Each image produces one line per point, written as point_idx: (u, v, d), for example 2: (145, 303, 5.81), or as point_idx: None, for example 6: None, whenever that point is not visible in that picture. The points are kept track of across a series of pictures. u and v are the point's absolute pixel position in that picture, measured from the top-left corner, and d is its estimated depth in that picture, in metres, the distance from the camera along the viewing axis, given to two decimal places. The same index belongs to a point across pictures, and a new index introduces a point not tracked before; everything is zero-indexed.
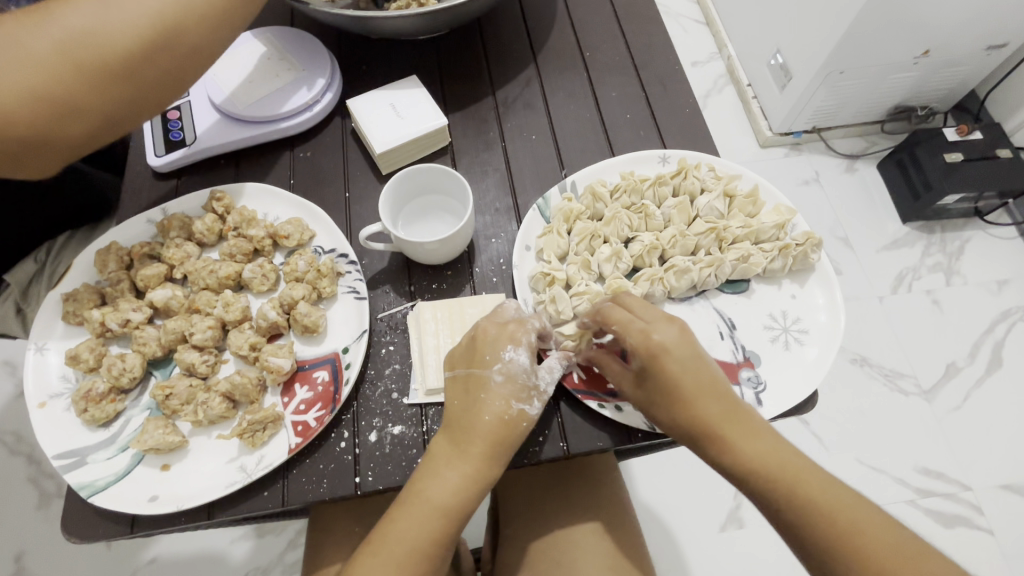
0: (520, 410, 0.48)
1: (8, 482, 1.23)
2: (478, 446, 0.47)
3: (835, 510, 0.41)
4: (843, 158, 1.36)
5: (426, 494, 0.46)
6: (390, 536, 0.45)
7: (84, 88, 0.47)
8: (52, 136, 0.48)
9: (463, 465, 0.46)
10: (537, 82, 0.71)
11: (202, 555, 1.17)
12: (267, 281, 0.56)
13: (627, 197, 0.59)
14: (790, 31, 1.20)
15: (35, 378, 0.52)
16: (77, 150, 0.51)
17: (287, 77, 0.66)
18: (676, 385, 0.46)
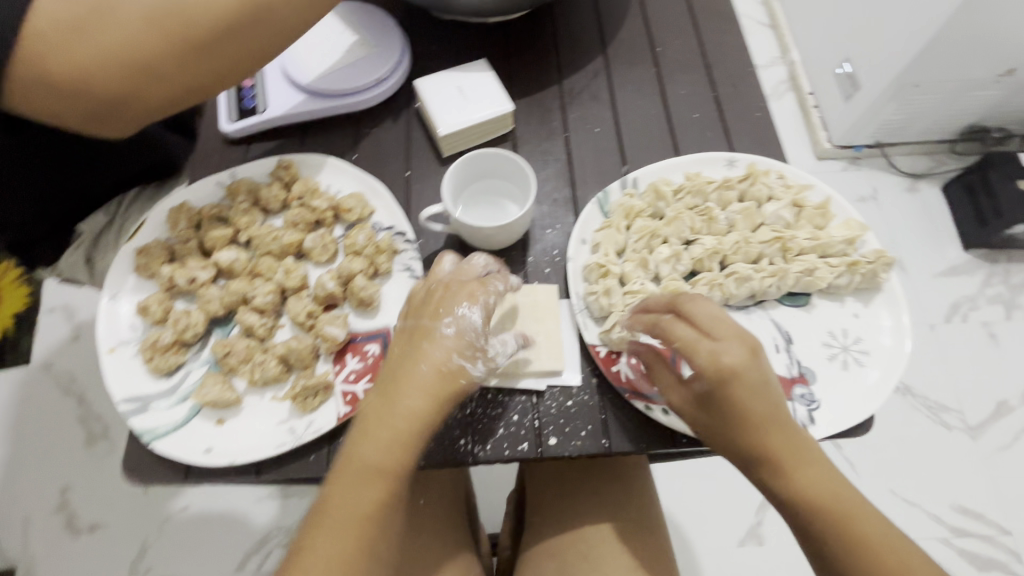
0: (459, 367, 0.47)
1: (61, 420, 1.33)
2: (407, 397, 0.45)
3: (890, 555, 0.40)
4: (905, 176, 1.29)
5: (359, 458, 0.43)
6: (339, 507, 0.42)
7: (178, 53, 0.46)
8: (135, 95, 0.46)
9: (393, 419, 0.44)
10: (605, 74, 0.70)
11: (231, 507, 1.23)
12: (326, 252, 0.57)
13: (691, 197, 0.58)
14: (862, 39, 1.15)
15: (107, 325, 0.54)
16: (149, 116, 0.49)
17: (359, 53, 0.67)
18: (745, 411, 0.43)
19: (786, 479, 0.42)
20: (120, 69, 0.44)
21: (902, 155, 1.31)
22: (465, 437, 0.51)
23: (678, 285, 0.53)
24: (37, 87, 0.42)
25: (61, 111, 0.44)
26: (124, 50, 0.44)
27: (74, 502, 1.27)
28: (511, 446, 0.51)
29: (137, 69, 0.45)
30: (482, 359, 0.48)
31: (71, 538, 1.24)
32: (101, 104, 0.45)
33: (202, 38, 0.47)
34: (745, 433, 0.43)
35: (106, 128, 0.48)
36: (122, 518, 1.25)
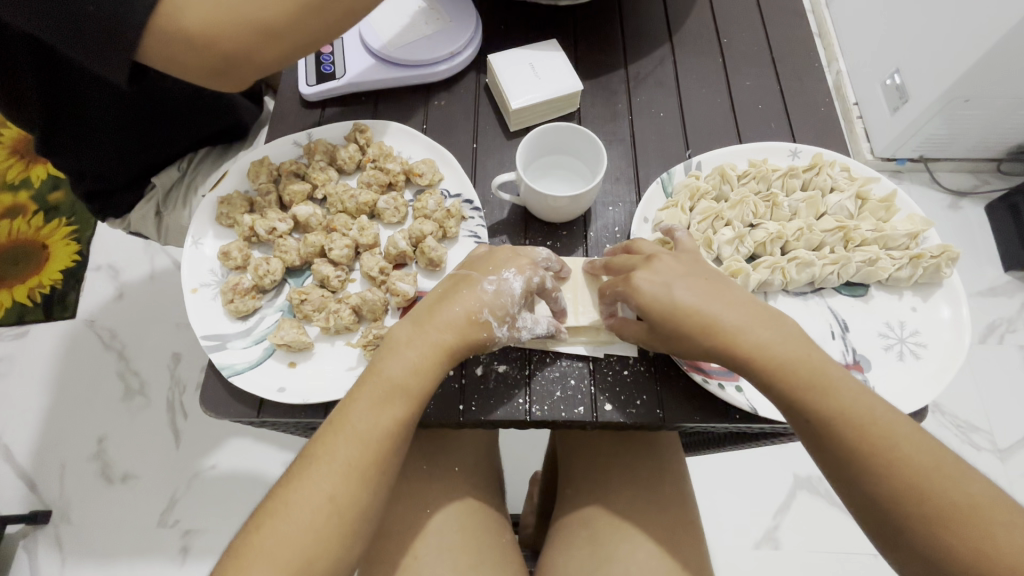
0: (485, 324, 0.50)
1: (101, 371, 1.39)
2: (437, 332, 0.49)
3: (866, 421, 0.43)
4: (948, 194, 1.29)
5: (385, 371, 0.47)
6: (353, 413, 0.45)
7: (278, 18, 0.53)
8: (244, 57, 0.54)
9: (422, 345, 0.48)
10: (671, 61, 0.72)
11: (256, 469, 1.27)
12: (398, 214, 0.60)
13: (755, 183, 0.59)
14: (912, 50, 1.14)
15: (191, 266, 0.57)
16: (263, 71, 0.58)
17: (435, 27, 0.69)
18: (702, 316, 0.47)
19: (770, 371, 0.46)
20: (233, 31, 0.52)
21: (947, 171, 1.30)
22: (523, 396, 0.53)
23: (739, 267, 0.55)
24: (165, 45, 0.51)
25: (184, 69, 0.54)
26: (233, 16, 0.52)
27: (109, 453, 1.32)
28: (567, 409, 0.53)
29: (244, 30, 0.53)
30: (508, 327, 0.51)
31: (104, 486, 1.29)
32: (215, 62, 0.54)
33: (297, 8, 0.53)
34: (716, 340, 0.47)
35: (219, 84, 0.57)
36: (153, 471, 1.31)
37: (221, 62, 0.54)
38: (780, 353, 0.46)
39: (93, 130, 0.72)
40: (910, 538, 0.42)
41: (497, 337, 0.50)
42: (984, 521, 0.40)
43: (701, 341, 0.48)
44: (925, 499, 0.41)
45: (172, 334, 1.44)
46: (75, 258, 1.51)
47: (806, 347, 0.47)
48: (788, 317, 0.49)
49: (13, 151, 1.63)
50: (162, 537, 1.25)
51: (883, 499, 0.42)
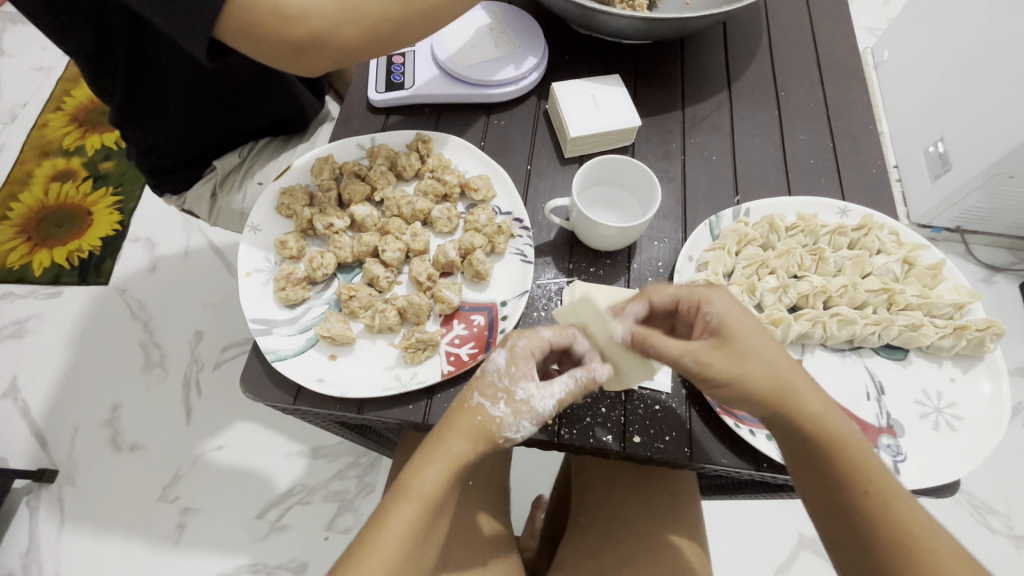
0: (478, 405, 0.49)
1: (125, 340, 1.44)
2: (456, 438, 0.49)
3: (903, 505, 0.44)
4: (981, 267, 1.27)
5: (413, 485, 0.48)
6: (388, 524, 0.47)
7: (366, 4, 0.57)
8: (326, 34, 0.57)
9: (440, 459, 0.48)
10: (727, 107, 0.74)
11: (255, 469, 1.31)
12: (450, 224, 0.62)
13: (803, 236, 0.60)
14: (957, 120, 1.15)
15: (247, 251, 0.59)
16: (339, 55, 0.60)
17: (505, 50, 0.72)
18: (775, 374, 0.47)
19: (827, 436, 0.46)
20: (321, 8, 0.55)
21: (982, 244, 1.30)
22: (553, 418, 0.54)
23: (781, 316, 0.55)
24: (252, 23, 0.53)
25: (263, 49, 0.56)
26: None
27: (121, 421, 1.35)
28: (596, 435, 0.53)
29: (332, 10, 0.56)
30: (505, 404, 0.50)
31: (112, 454, 1.32)
32: (297, 41, 0.56)
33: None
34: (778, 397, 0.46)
35: (295, 69, 0.60)
36: (161, 445, 1.33)
37: (303, 41, 0.56)
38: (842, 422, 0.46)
39: (171, 110, 0.76)
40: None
41: (495, 417, 0.49)
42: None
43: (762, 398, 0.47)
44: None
45: (197, 313, 1.48)
46: (115, 227, 1.59)
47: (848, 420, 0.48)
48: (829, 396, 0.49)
49: (71, 119, 1.76)
50: (162, 511, 1.27)
51: None
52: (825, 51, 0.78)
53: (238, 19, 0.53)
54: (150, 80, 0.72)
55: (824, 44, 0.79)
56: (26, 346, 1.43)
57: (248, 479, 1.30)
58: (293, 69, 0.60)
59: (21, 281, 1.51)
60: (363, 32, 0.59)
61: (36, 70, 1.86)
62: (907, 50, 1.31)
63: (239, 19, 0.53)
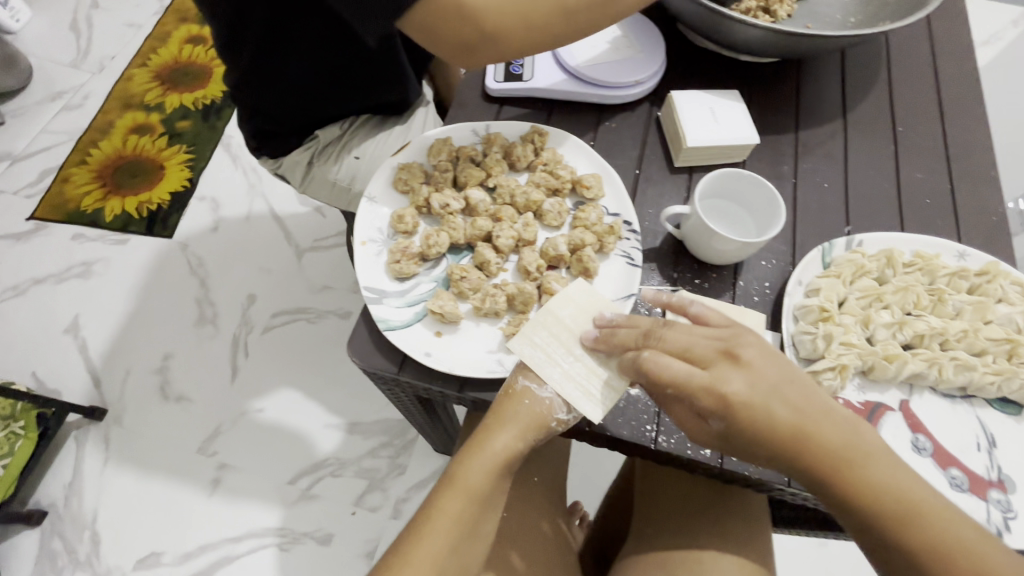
0: (527, 388, 0.52)
1: (182, 294, 1.49)
2: (499, 429, 0.52)
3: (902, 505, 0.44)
4: None
5: (463, 478, 0.51)
6: (437, 516, 0.50)
7: (536, 18, 0.60)
8: (492, 39, 0.60)
9: (487, 453, 0.52)
10: (842, 136, 0.73)
11: (293, 437, 1.33)
12: (560, 218, 0.62)
13: (920, 274, 0.59)
14: None
15: (363, 220, 0.61)
16: (497, 57, 0.63)
17: (625, 54, 0.72)
18: (787, 418, 0.46)
19: (853, 484, 0.44)
20: (496, 16, 0.59)
21: None
22: (651, 424, 0.54)
23: (896, 352, 0.54)
24: (438, 14, 0.57)
25: (437, 38, 0.60)
26: (504, 6, 0.58)
27: (171, 371, 1.40)
28: (693, 448, 0.53)
29: (507, 21, 0.59)
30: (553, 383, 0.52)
31: (159, 401, 1.36)
32: (469, 37, 0.60)
33: (556, 13, 0.60)
34: (804, 442, 0.45)
35: (456, 63, 0.64)
36: (205, 399, 1.37)
37: (475, 40, 0.60)
38: (874, 470, 0.44)
39: (289, 77, 0.78)
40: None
41: (542, 399, 0.52)
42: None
43: (782, 446, 0.46)
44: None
45: (253, 276, 1.52)
46: (184, 184, 1.64)
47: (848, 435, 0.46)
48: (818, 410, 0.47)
49: (155, 76, 1.83)
50: (199, 464, 1.30)
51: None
52: (946, 91, 0.76)
53: (427, 7, 0.56)
54: (279, 47, 0.73)
55: (947, 83, 0.77)
56: (90, 287, 1.49)
57: (285, 444, 1.32)
58: (453, 61, 0.63)
59: (92, 224, 1.57)
60: (527, 42, 0.62)
61: (127, 25, 1.94)
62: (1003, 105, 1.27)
63: (428, 8, 0.56)
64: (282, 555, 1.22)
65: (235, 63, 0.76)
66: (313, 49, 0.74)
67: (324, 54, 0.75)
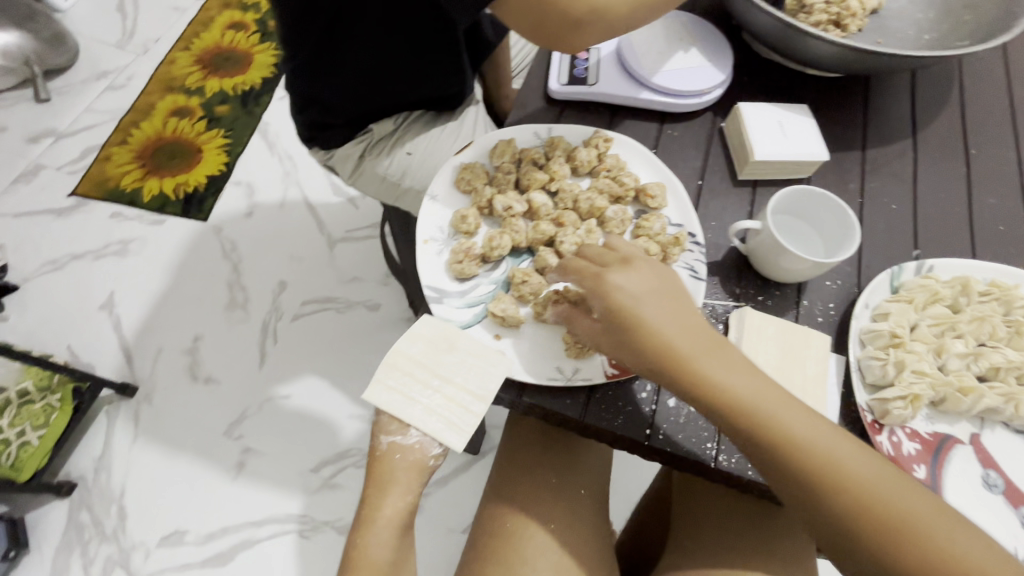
0: (392, 445, 0.55)
1: (214, 278, 1.51)
2: (387, 492, 0.55)
3: (778, 418, 0.46)
4: None
5: (368, 557, 0.52)
6: None
7: None
8: (599, 13, 0.62)
9: (384, 524, 0.54)
10: (911, 156, 0.71)
11: (317, 425, 1.34)
12: (622, 226, 0.61)
13: (996, 304, 0.57)
14: None
15: (425, 218, 0.61)
16: (603, 33, 0.65)
17: (692, 62, 0.71)
18: (668, 339, 0.48)
19: (700, 389, 0.47)
20: None
21: None
22: (712, 442, 0.52)
23: (971, 384, 0.52)
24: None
25: (546, 19, 0.62)
26: None
27: (200, 352, 1.41)
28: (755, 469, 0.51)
29: None
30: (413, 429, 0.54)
31: (187, 382, 1.38)
32: (577, 17, 0.62)
33: None
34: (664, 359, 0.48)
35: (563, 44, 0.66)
36: (232, 382, 1.38)
37: (585, 16, 0.62)
38: (712, 369, 0.47)
39: (350, 70, 0.78)
40: (861, 560, 0.44)
41: (411, 445, 0.54)
42: (941, 538, 0.42)
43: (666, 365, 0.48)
44: (870, 512, 0.43)
45: (285, 264, 1.53)
46: (221, 168, 1.66)
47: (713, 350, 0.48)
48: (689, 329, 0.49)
49: (197, 60, 1.85)
50: (224, 446, 1.31)
51: (810, 488, 0.45)
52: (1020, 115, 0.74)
53: None
54: (349, 22, 0.72)
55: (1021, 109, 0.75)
56: (126, 265, 1.51)
57: (310, 432, 1.33)
58: (562, 45, 0.66)
59: (130, 204, 1.59)
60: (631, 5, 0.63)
61: (172, 9, 1.97)
62: None
63: None
64: (302, 542, 1.22)
65: (302, 42, 0.76)
66: (382, 25, 0.73)
67: (390, 33, 0.74)
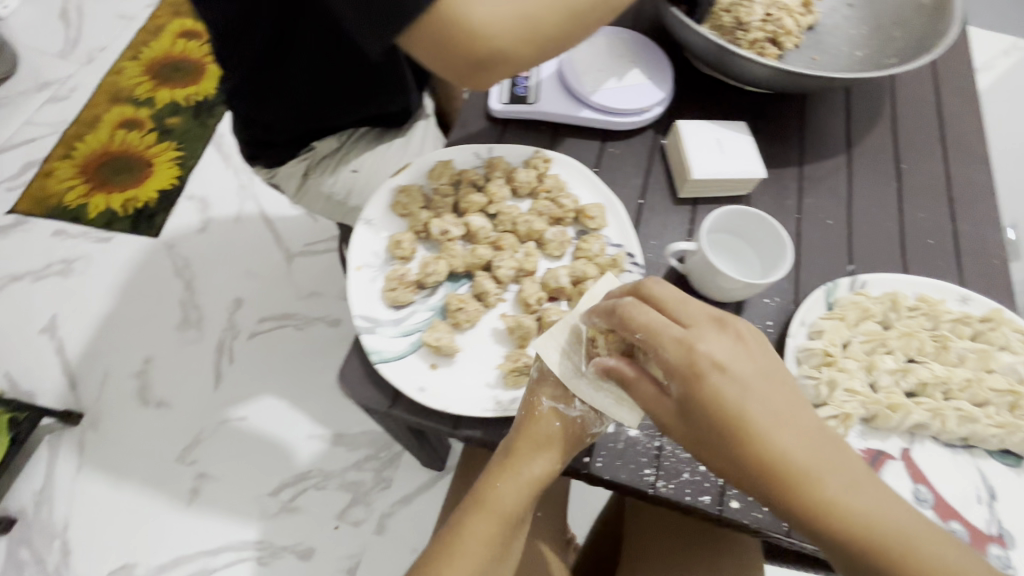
0: (553, 409, 0.50)
1: (165, 297, 1.45)
2: (536, 455, 0.50)
3: (847, 504, 0.40)
4: None
5: (496, 502, 0.50)
6: (465, 538, 0.48)
7: (548, 26, 0.58)
8: (504, 52, 0.57)
9: (520, 479, 0.50)
10: (845, 171, 0.72)
11: (275, 447, 1.29)
12: (562, 248, 0.61)
13: (924, 319, 0.58)
14: None
15: (358, 244, 0.59)
16: (509, 72, 0.60)
17: (632, 80, 0.71)
18: (731, 407, 0.42)
19: (761, 461, 0.42)
20: (507, 24, 0.56)
21: None
22: (651, 468, 0.52)
23: (899, 401, 0.53)
24: (442, 25, 0.54)
25: (445, 59, 0.57)
26: (516, 14, 0.56)
27: (151, 375, 1.35)
28: (693, 493, 0.51)
29: (519, 30, 0.56)
30: (580, 402, 0.51)
31: (137, 406, 1.32)
32: (479, 55, 0.56)
33: (562, 15, 0.58)
34: (723, 429, 0.42)
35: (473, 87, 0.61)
36: (185, 406, 1.33)
37: (489, 55, 0.56)
38: (782, 442, 0.42)
39: (289, 91, 0.75)
40: None
41: (573, 417, 0.50)
42: None
43: (723, 434, 0.42)
44: None
45: (240, 280, 1.48)
46: (172, 182, 1.60)
47: (786, 419, 0.43)
48: (757, 395, 0.43)
49: (146, 70, 1.78)
50: (177, 473, 1.26)
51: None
52: (949, 129, 0.77)
53: (431, 25, 0.53)
54: (286, 44, 0.70)
55: (949, 122, 0.77)
56: (70, 286, 1.44)
57: (268, 454, 1.28)
58: (465, 83, 0.60)
59: (74, 221, 1.52)
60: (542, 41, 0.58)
61: (118, 17, 1.89)
62: (1000, 135, 1.29)
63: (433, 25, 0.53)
64: (259, 569, 1.18)
65: (237, 63, 0.72)
66: (326, 42, 0.70)
67: (329, 48, 0.71)
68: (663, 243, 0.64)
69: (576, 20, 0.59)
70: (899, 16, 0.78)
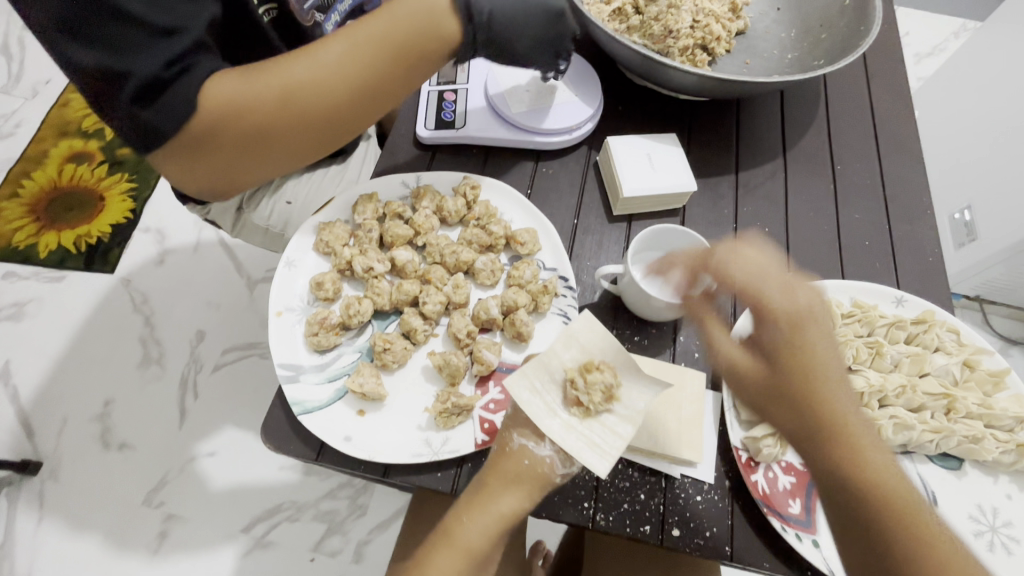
0: (523, 447, 0.48)
1: (123, 333, 1.33)
2: (503, 493, 0.47)
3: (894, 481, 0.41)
4: (999, 339, 1.31)
5: (461, 540, 0.46)
6: (428, 573, 0.46)
7: (295, 145, 0.57)
8: (255, 172, 0.59)
9: (489, 516, 0.46)
10: (782, 176, 0.72)
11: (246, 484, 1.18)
12: (493, 277, 0.60)
13: (859, 325, 0.58)
14: (988, 192, 1.15)
15: (279, 288, 0.57)
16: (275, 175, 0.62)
17: (560, 98, 0.70)
18: (816, 359, 0.42)
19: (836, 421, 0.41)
20: (244, 157, 0.56)
21: (999, 316, 1.33)
22: (589, 501, 0.51)
23: None
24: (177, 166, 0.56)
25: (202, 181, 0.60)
26: (250, 150, 0.56)
27: (112, 417, 1.24)
28: (633, 524, 0.50)
29: (259, 158, 0.57)
30: (551, 444, 0.47)
31: (98, 450, 1.20)
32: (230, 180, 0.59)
33: (308, 135, 0.57)
34: (804, 381, 0.42)
35: (208, 190, 0.61)
36: (151, 447, 1.21)
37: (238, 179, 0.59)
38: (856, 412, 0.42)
39: None
40: None
41: (542, 458, 0.47)
42: None
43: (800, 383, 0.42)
44: None
45: (201, 311, 1.37)
46: (126, 216, 1.49)
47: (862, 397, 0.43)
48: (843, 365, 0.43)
49: None
50: (144, 518, 1.14)
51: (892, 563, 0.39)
52: (883, 128, 0.77)
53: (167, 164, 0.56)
54: None
55: (882, 119, 0.78)
56: (22, 330, 1.32)
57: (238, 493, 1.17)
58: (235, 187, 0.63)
59: (24, 262, 1.41)
60: (244, 151, 0.55)
61: None
62: (934, 124, 1.33)
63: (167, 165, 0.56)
64: None
65: None
66: None
67: None
68: (598, 264, 0.63)
69: (328, 132, 0.57)
70: (826, 18, 0.77)
